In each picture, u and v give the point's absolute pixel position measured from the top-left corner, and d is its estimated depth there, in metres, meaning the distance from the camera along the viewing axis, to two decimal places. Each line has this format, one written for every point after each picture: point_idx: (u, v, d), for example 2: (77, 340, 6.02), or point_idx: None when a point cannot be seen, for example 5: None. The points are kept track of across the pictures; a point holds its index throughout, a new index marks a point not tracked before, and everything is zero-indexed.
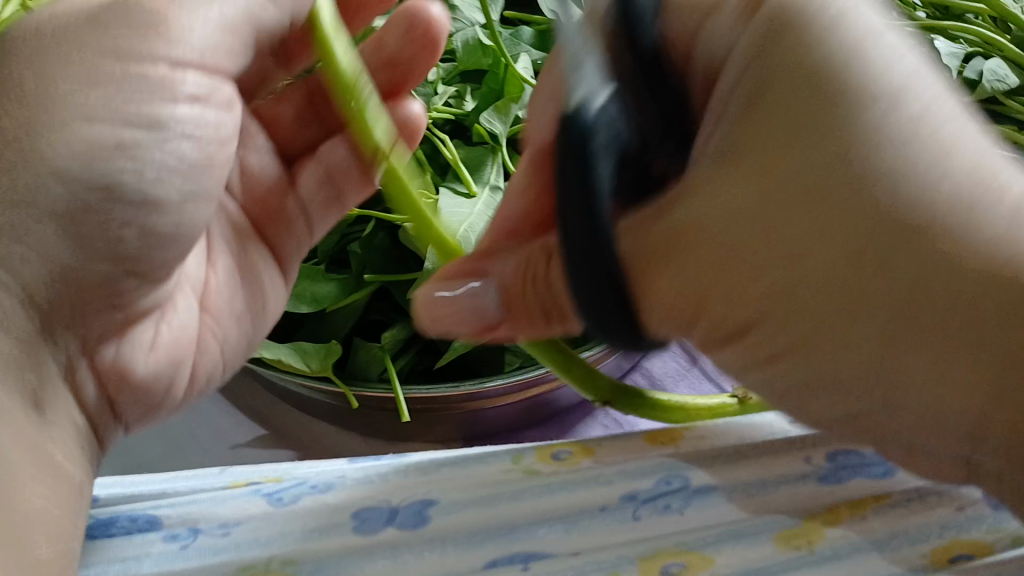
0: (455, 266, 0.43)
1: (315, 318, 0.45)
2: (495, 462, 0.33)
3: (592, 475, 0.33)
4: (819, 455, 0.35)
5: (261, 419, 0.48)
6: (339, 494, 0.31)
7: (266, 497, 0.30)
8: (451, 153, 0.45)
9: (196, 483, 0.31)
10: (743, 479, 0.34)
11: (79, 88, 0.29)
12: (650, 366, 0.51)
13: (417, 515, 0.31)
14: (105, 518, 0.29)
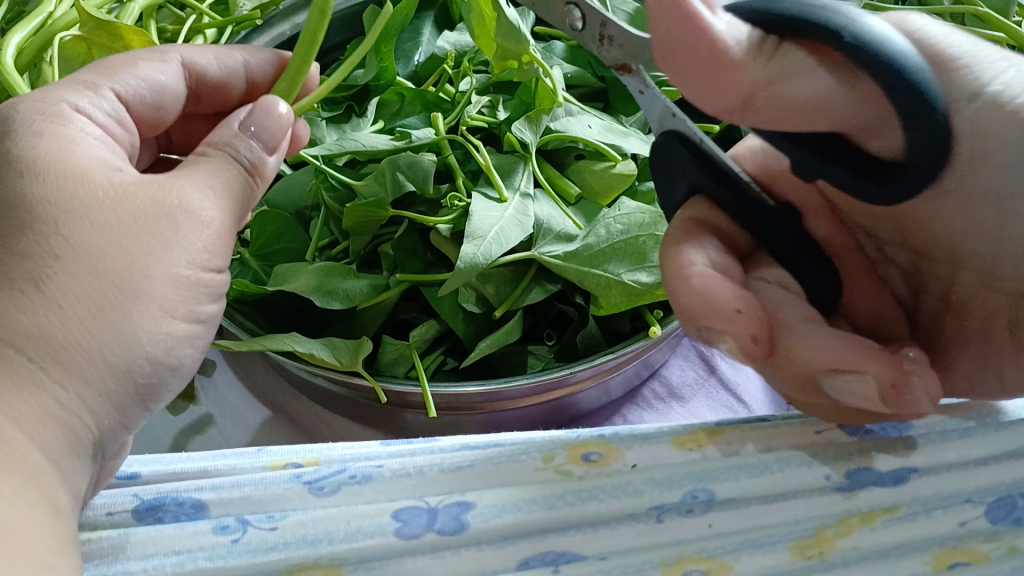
0: (485, 270, 0.44)
1: (346, 316, 0.47)
2: (525, 461, 0.32)
3: (622, 478, 0.31)
4: (840, 472, 0.31)
5: (286, 414, 0.51)
6: (377, 488, 0.31)
7: (306, 484, 0.31)
8: (484, 158, 0.47)
9: (238, 463, 0.32)
10: (758, 491, 0.31)
11: (169, 272, 0.30)
12: (668, 374, 0.52)
13: (455, 520, 0.30)
14: (152, 500, 0.30)
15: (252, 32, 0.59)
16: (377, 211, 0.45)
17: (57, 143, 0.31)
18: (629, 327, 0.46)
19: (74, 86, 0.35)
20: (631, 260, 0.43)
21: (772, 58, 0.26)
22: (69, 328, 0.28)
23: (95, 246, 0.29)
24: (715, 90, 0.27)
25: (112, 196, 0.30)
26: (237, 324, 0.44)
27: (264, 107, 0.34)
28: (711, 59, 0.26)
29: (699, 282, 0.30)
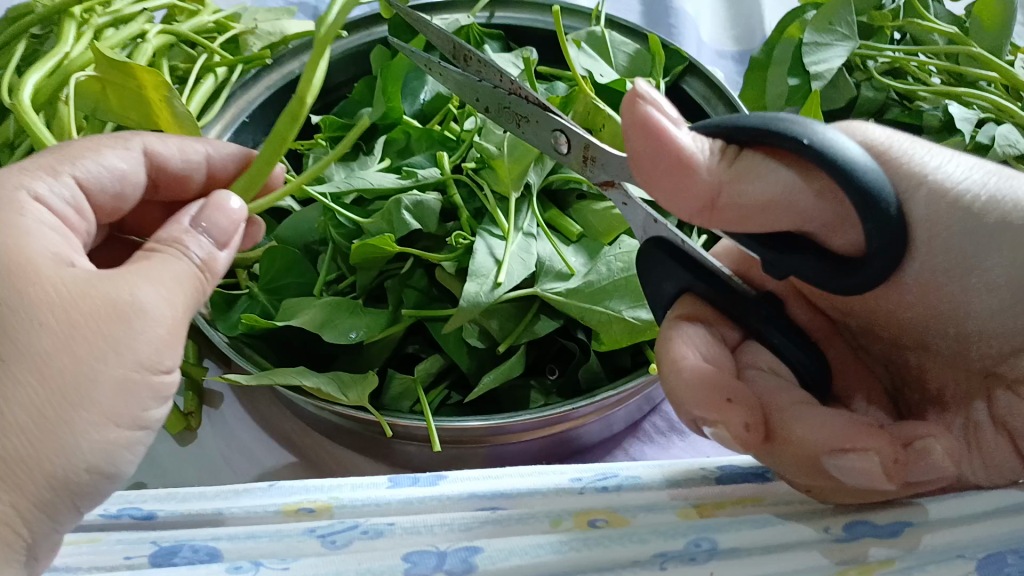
0: (490, 306, 0.45)
1: (353, 350, 0.47)
2: (535, 523, 0.35)
3: (627, 533, 0.33)
4: (837, 525, 0.32)
5: (293, 446, 0.52)
6: (389, 541, 0.34)
7: (319, 538, 0.34)
8: (491, 199, 0.48)
9: (251, 508, 0.36)
10: (761, 543, 0.32)
11: (113, 375, 0.31)
12: (670, 409, 0.53)
13: (464, 561, 0.32)
14: (170, 547, 0.33)
15: (262, 70, 0.61)
16: (383, 250, 0.46)
17: (10, 233, 0.31)
18: (630, 361, 0.47)
19: (34, 170, 0.35)
20: (632, 297, 0.44)
21: (734, 161, 0.28)
22: (6, 435, 0.28)
23: (40, 349, 0.29)
24: (682, 193, 0.28)
25: (60, 296, 0.30)
26: (247, 357, 0.45)
27: (217, 202, 0.36)
28: (678, 155, 0.27)
29: (679, 376, 0.33)
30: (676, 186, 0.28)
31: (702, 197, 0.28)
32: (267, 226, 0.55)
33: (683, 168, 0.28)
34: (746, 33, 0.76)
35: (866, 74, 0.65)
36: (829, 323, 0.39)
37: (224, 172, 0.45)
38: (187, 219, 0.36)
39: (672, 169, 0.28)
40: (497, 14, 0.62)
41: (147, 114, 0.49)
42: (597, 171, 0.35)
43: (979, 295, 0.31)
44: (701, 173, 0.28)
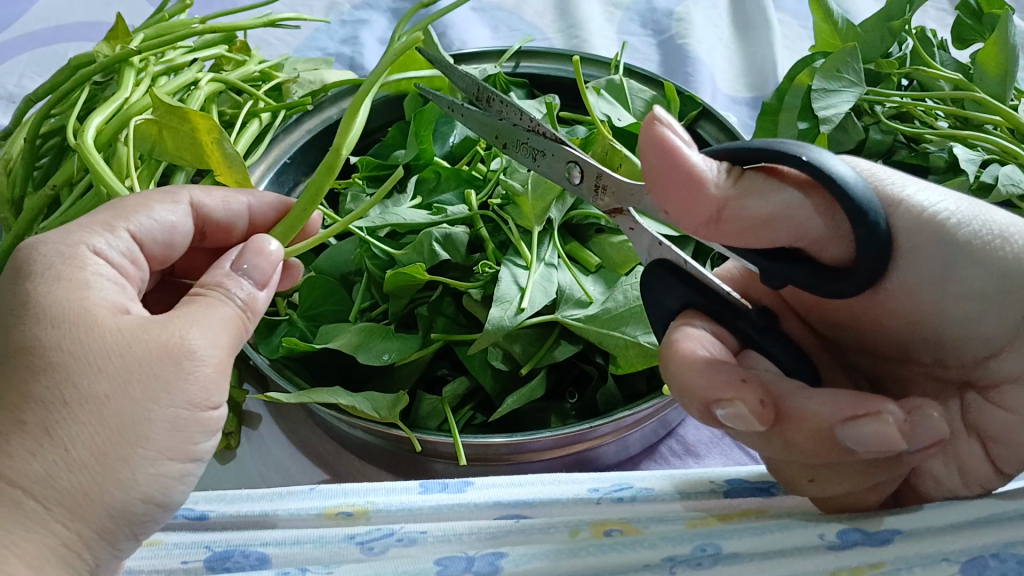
0: (513, 330, 0.48)
1: (384, 373, 0.51)
2: (554, 532, 0.38)
3: (639, 538, 0.36)
4: (831, 531, 0.34)
5: (326, 464, 0.55)
6: (420, 548, 0.38)
7: (358, 545, 0.38)
8: (515, 232, 0.51)
9: (295, 509, 0.40)
10: (762, 549, 0.35)
11: (164, 413, 0.34)
12: (685, 433, 0.55)
13: (490, 564, 0.36)
14: (224, 551, 0.38)
15: (304, 116, 0.65)
16: (414, 279, 0.49)
17: (74, 288, 0.34)
18: (645, 385, 0.50)
19: (92, 227, 0.38)
20: (646, 323, 0.47)
21: (737, 181, 0.32)
22: (70, 473, 0.32)
23: (99, 393, 0.32)
24: (688, 207, 0.32)
25: (116, 346, 0.33)
26: (287, 378, 0.48)
27: (256, 246, 0.38)
28: (689, 168, 0.32)
29: (689, 364, 0.35)
30: (688, 200, 0.32)
31: (711, 211, 0.32)
32: (306, 258, 0.59)
33: (693, 182, 0.32)
34: (759, 79, 0.80)
35: (873, 119, 0.69)
36: (818, 339, 0.44)
37: (264, 217, 0.48)
38: (229, 264, 0.38)
39: (683, 182, 0.32)
40: (522, 63, 0.67)
41: (200, 156, 0.53)
42: (609, 198, 0.39)
43: (954, 308, 0.35)
44: (712, 188, 0.32)
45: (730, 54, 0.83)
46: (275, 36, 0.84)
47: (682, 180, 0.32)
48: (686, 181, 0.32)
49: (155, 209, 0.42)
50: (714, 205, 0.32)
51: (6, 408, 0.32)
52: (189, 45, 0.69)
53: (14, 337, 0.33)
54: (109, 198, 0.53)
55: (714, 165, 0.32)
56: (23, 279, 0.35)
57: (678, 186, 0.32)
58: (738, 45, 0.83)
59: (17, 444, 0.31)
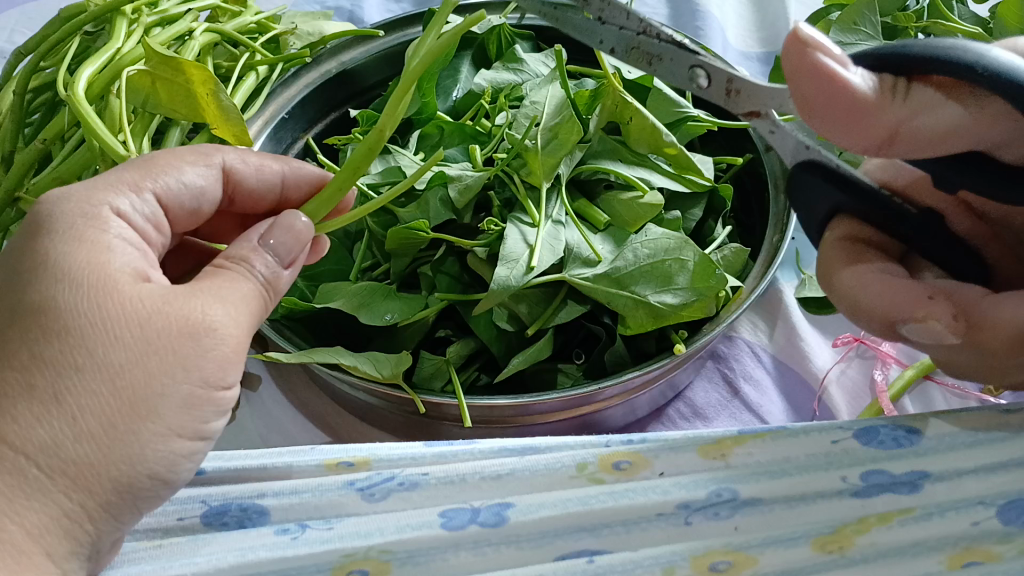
0: (519, 291, 0.47)
1: (388, 332, 0.49)
2: (561, 469, 0.38)
3: (652, 483, 0.38)
4: (854, 475, 0.37)
5: (327, 427, 0.54)
6: (423, 493, 0.38)
7: (359, 492, 0.37)
8: (521, 189, 0.50)
9: (294, 461, 0.39)
10: (781, 492, 0.37)
11: (177, 387, 0.32)
12: (693, 396, 0.54)
13: (496, 515, 0.37)
14: (221, 506, 0.37)
15: (301, 69, 0.63)
16: (418, 237, 0.48)
17: (95, 249, 0.33)
18: (655, 346, 0.49)
19: (118, 184, 0.36)
20: (656, 282, 0.46)
21: (907, 98, 0.31)
22: (79, 443, 0.30)
23: (115, 362, 0.31)
24: (864, 133, 0.32)
25: (136, 316, 0.32)
26: (288, 337, 0.47)
27: (286, 221, 0.37)
28: (839, 90, 0.30)
29: (862, 282, 0.38)
30: (845, 120, 0.31)
31: (907, 125, 0.31)
32: None
33: (837, 120, 0.31)
34: (772, 35, 0.77)
35: None
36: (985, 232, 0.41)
37: (298, 190, 0.44)
38: (258, 239, 0.36)
39: (843, 112, 0.31)
40: (528, 14, 0.64)
41: (195, 110, 0.51)
42: (742, 101, 0.38)
43: None
44: (885, 115, 0.31)
45: (742, 9, 0.80)
46: None
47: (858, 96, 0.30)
48: (840, 111, 0.31)
49: (178, 170, 0.38)
50: (920, 147, 0.32)
51: (16, 367, 0.30)
52: None
53: (30, 296, 0.31)
54: (103, 153, 0.51)
55: (878, 84, 0.31)
56: (38, 234, 0.33)
57: (827, 110, 0.31)
58: None
59: (24, 407, 0.30)
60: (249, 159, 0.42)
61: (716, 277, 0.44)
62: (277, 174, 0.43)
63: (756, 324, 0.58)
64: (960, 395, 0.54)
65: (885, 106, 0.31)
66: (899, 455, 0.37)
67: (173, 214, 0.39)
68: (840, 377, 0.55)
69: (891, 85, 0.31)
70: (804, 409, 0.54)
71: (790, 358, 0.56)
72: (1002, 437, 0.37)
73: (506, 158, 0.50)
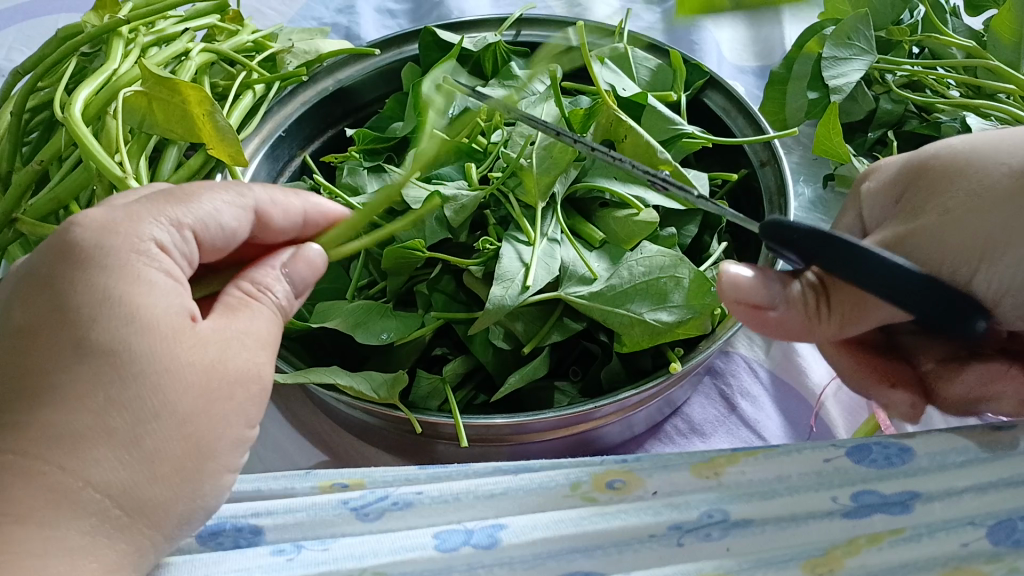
0: (514, 309, 0.47)
1: (384, 351, 0.49)
2: (556, 487, 0.38)
3: (643, 505, 0.38)
4: (845, 496, 0.37)
5: (325, 445, 0.54)
6: (416, 513, 0.38)
7: (353, 511, 0.37)
8: (515, 207, 0.50)
9: (289, 485, 0.39)
10: (772, 514, 0.37)
11: (233, 426, 0.34)
12: (690, 412, 0.54)
13: (489, 537, 0.36)
14: (215, 526, 0.37)
15: (297, 88, 0.64)
16: (413, 256, 0.48)
17: (154, 292, 0.33)
18: (650, 363, 0.49)
19: (161, 218, 0.35)
20: (652, 299, 0.46)
21: (827, 312, 0.37)
22: (152, 483, 0.32)
23: (185, 407, 0.32)
24: (799, 332, 0.38)
25: (200, 361, 0.33)
26: (284, 357, 0.47)
27: (308, 258, 0.39)
28: (765, 314, 0.38)
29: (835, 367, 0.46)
30: (781, 329, 0.38)
31: (831, 331, 0.38)
32: None
33: (775, 330, 0.38)
34: (767, 49, 0.78)
35: (885, 87, 0.67)
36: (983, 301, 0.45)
37: (315, 226, 0.43)
38: (280, 271, 0.38)
39: (776, 324, 0.38)
40: (524, 32, 0.65)
41: (191, 130, 0.51)
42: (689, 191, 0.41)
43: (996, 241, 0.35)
44: (807, 325, 0.38)
45: (736, 23, 0.80)
46: (270, 7, 0.82)
47: (779, 318, 0.38)
48: (775, 323, 0.38)
49: (213, 208, 0.37)
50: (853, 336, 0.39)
51: (89, 411, 0.31)
52: (181, 14, 0.66)
53: (95, 335, 0.32)
54: (99, 174, 0.51)
55: (796, 306, 0.37)
56: (89, 268, 0.33)
57: (766, 325, 0.38)
58: (744, 14, 0.81)
59: (103, 451, 0.31)
60: (277, 198, 0.40)
61: (711, 295, 0.45)
62: (302, 212, 0.41)
63: (752, 339, 0.58)
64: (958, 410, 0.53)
65: (805, 319, 0.38)
66: (889, 474, 0.38)
67: (202, 247, 0.37)
68: (837, 392, 0.55)
69: (815, 310, 0.37)
70: (801, 425, 0.54)
71: (787, 373, 0.56)
72: (998, 458, 0.37)
73: (501, 177, 0.50)
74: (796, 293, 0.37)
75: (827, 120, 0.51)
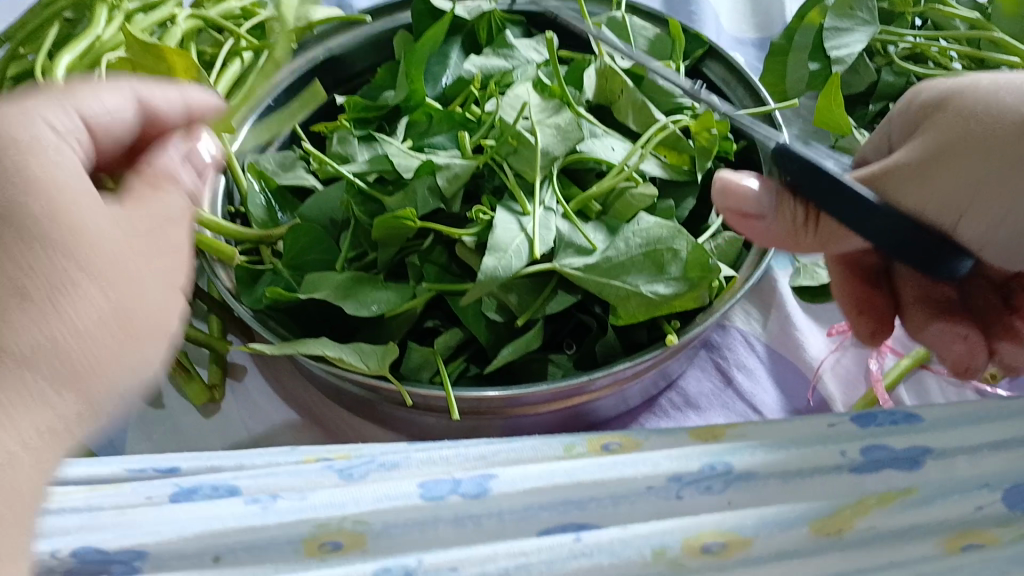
0: (508, 280, 0.46)
1: (375, 323, 0.48)
2: (549, 449, 0.39)
3: (636, 460, 0.38)
4: (853, 451, 0.37)
5: (313, 417, 0.53)
6: (406, 472, 0.38)
7: (337, 472, 0.38)
8: (510, 176, 0.49)
9: (273, 459, 0.40)
10: (777, 471, 0.37)
11: (152, 292, 0.34)
12: (686, 385, 0.54)
13: (477, 487, 0.37)
14: (192, 485, 0.38)
15: (287, 55, 0.62)
16: (405, 226, 0.47)
17: (53, 165, 0.32)
18: (646, 336, 0.48)
19: (43, 104, 0.33)
20: (649, 272, 0.45)
21: (818, 222, 0.37)
22: (80, 346, 0.30)
23: (101, 271, 0.31)
24: (791, 240, 0.38)
25: (107, 230, 0.32)
26: (272, 329, 0.46)
27: None
28: (755, 222, 0.37)
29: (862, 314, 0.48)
30: (772, 240, 0.38)
31: (819, 240, 0.38)
32: (290, 205, 0.57)
33: (767, 239, 0.38)
34: (766, 20, 0.76)
35: (886, 60, 0.65)
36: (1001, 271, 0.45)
37: (198, 118, 0.41)
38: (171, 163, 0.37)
39: (768, 232, 0.38)
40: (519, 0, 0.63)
41: None
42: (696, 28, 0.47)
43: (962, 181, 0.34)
44: (797, 236, 0.38)
45: None
46: None
47: (769, 229, 0.37)
48: (765, 231, 0.38)
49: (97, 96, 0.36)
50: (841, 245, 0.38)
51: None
52: None
53: None
54: None
55: (788, 216, 0.37)
56: None
57: (756, 233, 0.38)
58: None
59: (22, 311, 0.29)
60: (156, 88, 0.38)
61: (709, 267, 0.43)
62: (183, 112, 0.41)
63: (749, 312, 0.57)
64: (956, 385, 0.53)
65: (795, 230, 0.37)
66: (898, 432, 0.38)
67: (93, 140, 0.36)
68: (834, 365, 0.54)
69: (803, 223, 0.37)
70: (798, 399, 0.53)
71: (784, 347, 0.55)
72: (999, 417, 0.38)
73: (495, 145, 0.49)
74: (790, 201, 0.37)
75: (828, 92, 0.50)
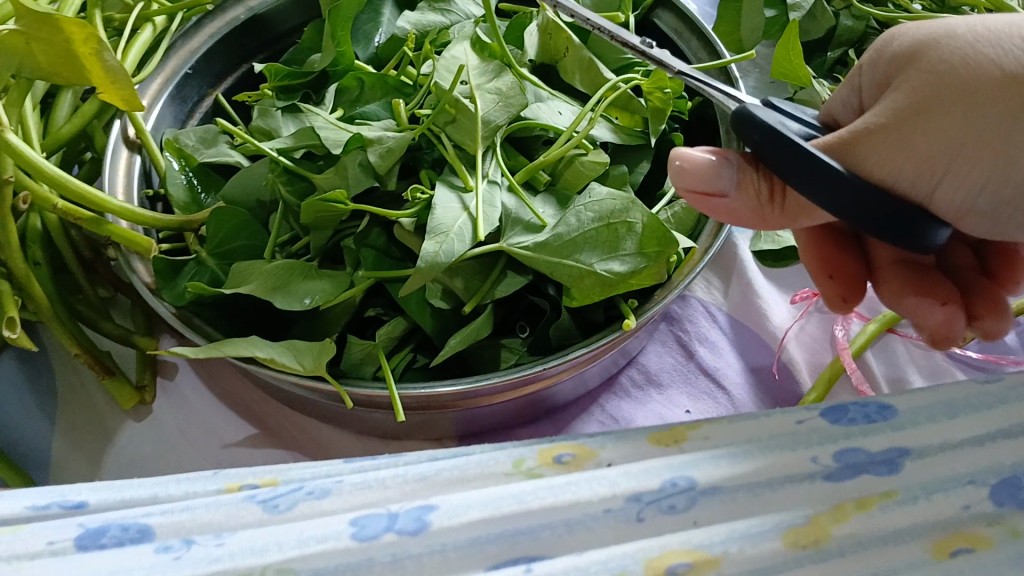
0: (453, 263, 0.42)
1: (310, 316, 0.45)
2: (496, 467, 0.35)
3: (597, 475, 0.34)
4: (825, 456, 0.35)
5: (254, 417, 0.50)
6: (334, 501, 0.33)
7: (260, 504, 0.32)
8: (449, 147, 0.45)
9: (191, 488, 0.34)
10: (744, 479, 0.34)
11: None
12: (646, 361, 0.51)
13: (416, 521, 0.32)
14: (98, 526, 0.31)
15: (204, 16, 0.56)
16: (337, 209, 0.43)
17: None
18: (602, 316, 0.45)
19: None
20: (602, 248, 0.41)
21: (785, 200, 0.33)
22: None
23: None
24: (758, 219, 0.34)
25: None
26: (197, 330, 0.42)
27: None
28: (718, 202, 0.34)
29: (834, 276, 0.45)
30: (738, 219, 0.35)
31: (787, 218, 0.34)
32: (215, 185, 0.52)
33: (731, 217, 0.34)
34: None
35: (845, 2, 0.61)
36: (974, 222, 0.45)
37: None
38: None
39: (731, 211, 0.34)
40: None
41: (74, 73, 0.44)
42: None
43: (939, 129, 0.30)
44: (766, 214, 0.34)
45: None
46: None
47: (732, 208, 0.34)
48: (729, 211, 0.34)
49: None
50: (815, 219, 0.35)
51: None
52: None
53: None
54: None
55: (752, 197, 0.33)
56: None
57: (718, 212, 0.34)
58: None
59: None
60: None
61: (667, 241, 0.40)
62: None
63: (709, 282, 0.55)
64: (923, 347, 0.52)
65: (761, 208, 0.34)
66: (875, 429, 0.36)
67: None
68: (799, 333, 0.52)
69: (768, 198, 0.33)
70: (762, 369, 0.51)
71: (746, 316, 0.53)
72: (989, 405, 0.37)
73: (431, 114, 0.45)
74: (755, 177, 0.33)
75: (786, 41, 0.47)
